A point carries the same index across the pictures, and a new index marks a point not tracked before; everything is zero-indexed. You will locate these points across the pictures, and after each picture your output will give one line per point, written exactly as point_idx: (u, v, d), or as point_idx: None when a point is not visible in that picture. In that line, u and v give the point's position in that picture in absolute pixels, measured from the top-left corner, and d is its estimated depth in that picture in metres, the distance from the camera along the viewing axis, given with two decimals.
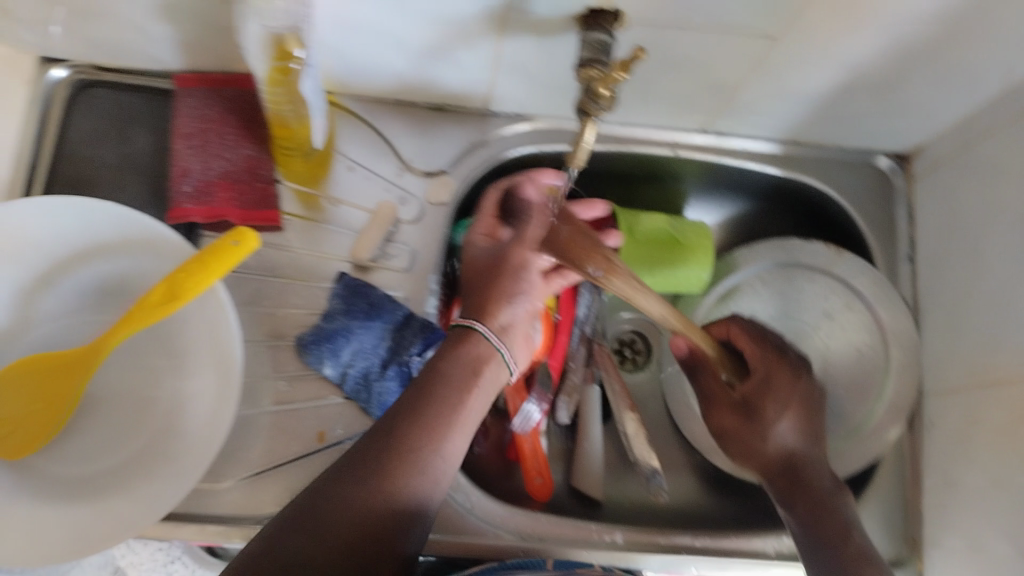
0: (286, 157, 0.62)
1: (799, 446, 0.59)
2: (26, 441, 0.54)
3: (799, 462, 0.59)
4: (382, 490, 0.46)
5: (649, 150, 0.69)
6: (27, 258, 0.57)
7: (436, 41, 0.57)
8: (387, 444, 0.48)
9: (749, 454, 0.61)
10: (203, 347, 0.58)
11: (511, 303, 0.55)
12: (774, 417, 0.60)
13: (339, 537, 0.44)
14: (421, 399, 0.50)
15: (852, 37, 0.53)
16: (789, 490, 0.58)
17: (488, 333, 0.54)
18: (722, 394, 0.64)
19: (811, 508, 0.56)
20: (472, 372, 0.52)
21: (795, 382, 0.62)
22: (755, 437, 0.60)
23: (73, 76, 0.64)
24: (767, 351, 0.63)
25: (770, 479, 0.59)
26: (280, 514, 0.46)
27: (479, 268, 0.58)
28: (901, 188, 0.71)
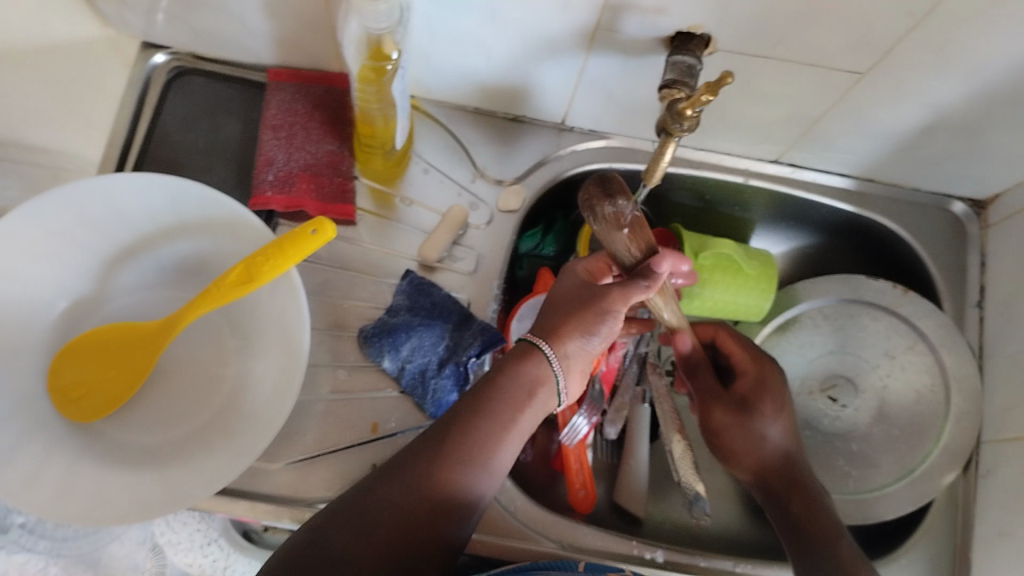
0: (367, 154, 0.65)
1: (791, 449, 0.60)
2: (100, 406, 0.56)
3: (794, 461, 0.60)
4: (428, 497, 0.47)
5: (721, 176, 0.69)
6: (113, 230, 0.59)
7: (524, 54, 0.58)
8: (434, 452, 0.49)
9: (743, 452, 0.61)
10: (272, 330, 0.60)
11: (582, 339, 0.54)
12: (769, 417, 0.61)
13: (383, 537, 0.46)
14: (474, 414, 0.50)
15: (939, 79, 0.54)
16: (783, 487, 0.59)
17: (554, 360, 0.53)
18: (710, 391, 0.63)
19: (805, 505, 0.57)
20: (527, 393, 0.52)
21: (781, 386, 0.63)
22: (751, 437, 0.61)
23: (173, 62, 0.68)
24: (758, 354, 0.64)
25: (764, 476, 0.60)
26: (327, 510, 0.47)
27: (568, 298, 0.56)
28: (974, 234, 0.70)
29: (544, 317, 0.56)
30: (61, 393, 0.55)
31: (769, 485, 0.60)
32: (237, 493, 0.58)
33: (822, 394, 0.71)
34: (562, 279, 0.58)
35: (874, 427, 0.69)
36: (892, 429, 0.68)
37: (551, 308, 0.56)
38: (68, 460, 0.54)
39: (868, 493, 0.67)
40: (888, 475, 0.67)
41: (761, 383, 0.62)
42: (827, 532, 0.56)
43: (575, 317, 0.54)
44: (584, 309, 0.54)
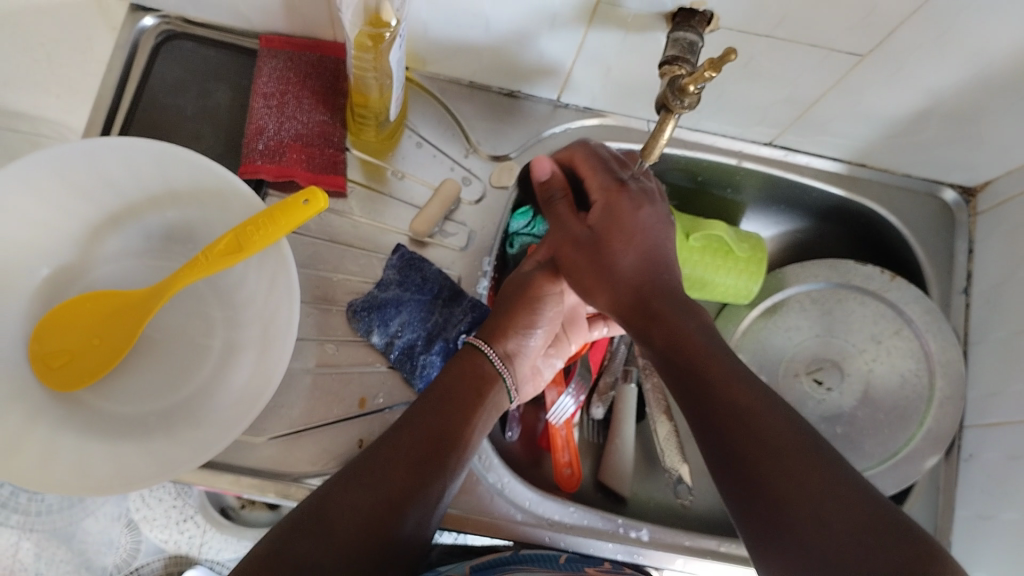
0: (361, 125, 0.64)
1: (643, 279, 0.56)
2: (82, 374, 0.55)
3: (648, 291, 0.55)
4: (389, 499, 0.48)
5: (715, 158, 0.69)
6: (98, 196, 0.57)
7: (522, 27, 0.58)
8: (395, 452, 0.50)
9: (596, 288, 0.58)
10: (259, 302, 0.59)
11: (523, 336, 0.61)
12: (619, 251, 0.57)
13: (350, 538, 0.46)
14: (430, 415, 0.52)
15: (938, 64, 0.54)
16: (642, 320, 0.54)
17: (494, 357, 0.58)
18: (562, 227, 0.60)
19: (664, 338, 0.52)
20: (477, 392, 0.55)
21: (636, 209, 0.58)
22: (604, 268, 0.57)
23: (162, 26, 0.66)
24: (609, 181, 0.60)
25: (622, 310, 0.56)
26: (284, 520, 0.46)
27: (511, 294, 0.61)
28: (963, 221, 0.71)
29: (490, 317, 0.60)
30: (42, 360, 0.54)
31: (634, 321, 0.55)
32: (222, 466, 0.57)
33: (808, 377, 0.71)
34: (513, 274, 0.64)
35: (860, 410, 0.69)
36: (877, 413, 0.69)
37: (500, 299, 0.62)
38: (51, 429, 0.52)
39: None
40: (871, 458, 0.68)
41: (611, 214, 0.58)
42: (770, 454, 0.44)
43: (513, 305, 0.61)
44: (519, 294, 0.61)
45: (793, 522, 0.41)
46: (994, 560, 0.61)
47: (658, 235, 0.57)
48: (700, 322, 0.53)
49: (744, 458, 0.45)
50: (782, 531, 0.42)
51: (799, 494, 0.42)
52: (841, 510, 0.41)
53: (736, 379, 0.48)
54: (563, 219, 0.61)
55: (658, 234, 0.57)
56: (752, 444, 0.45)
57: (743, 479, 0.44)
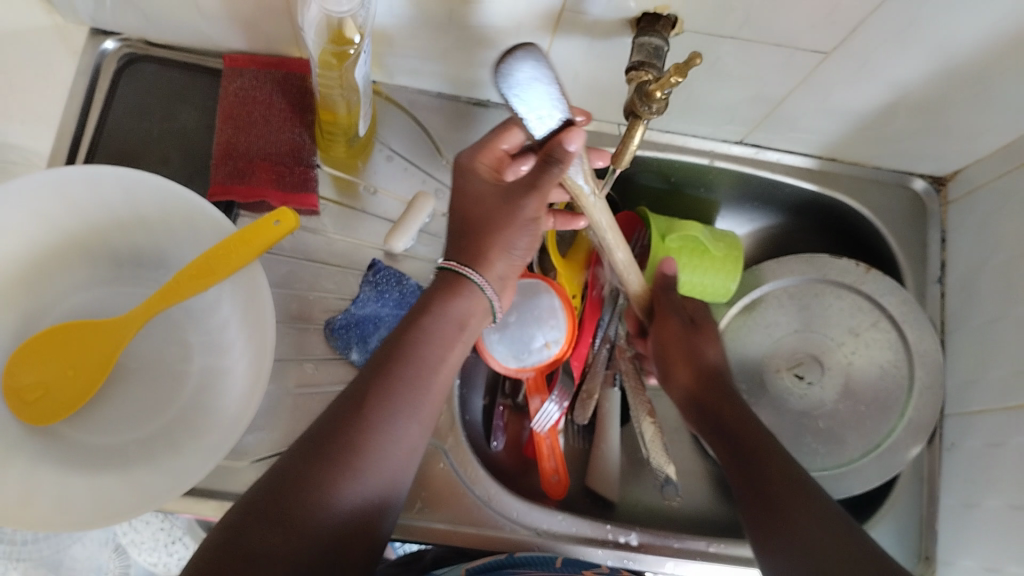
0: (329, 141, 0.63)
1: (720, 371, 0.64)
2: (56, 408, 0.54)
3: (725, 379, 0.63)
4: (349, 470, 0.47)
5: (687, 159, 0.70)
6: (65, 226, 0.56)
7: (487, 35, 0.57)
8: (356, 421, 0.49)
9: (681, 364, 0.63)
10: (235, 325, 0.58)
11: (505, 256, 0.55)
12: (709, 349, 0.64)
13: (310, 523, 0.45)
14: (390, 361, 0.51)
15: (902, 58, 0.54)
16: (712, 397, 0.62)
17: (483, 283, 0.55)
18: (667, 309, 0.65)
19: (734, 417, 0.60)
20: (457, 326, 0.54)
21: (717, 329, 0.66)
22: (687, 354, 0.64)
23: (123, 49, 0.65)
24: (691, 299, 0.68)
25: (698, 387, 0.63)
26: (243, 500, 0.46)
27: (485, 208, 0.55)
28: (934, 211, 0.71)
29: (466, 232, 0.55)
30: (15, 396, 0.53)
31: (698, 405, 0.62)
32: (206, 493, 0.57)
33: (789, 372, 0.71)
34: (470, 182, 0.56)
35: (842, 404, 0.70)
36: (859, 405, 0.69)
37: (467, 224, 0.55)
38: (28, 466, 0.51)
39: (837, 468, 0.68)
40: (856, 450, 0.68)
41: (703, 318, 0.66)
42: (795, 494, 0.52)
43: (492, 230, 0.54)
44: (497, 213, 0.54)
45: (800, 538, 0.49)
46: (976, 546, 0.62)
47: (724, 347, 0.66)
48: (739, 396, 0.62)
49: (766, 485, 0.54)
50: (786, 540, 0.50)
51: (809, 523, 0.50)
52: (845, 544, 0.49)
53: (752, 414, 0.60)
54: (671, 303, 0.65)
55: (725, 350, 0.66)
56: (778, 483, 0.53)
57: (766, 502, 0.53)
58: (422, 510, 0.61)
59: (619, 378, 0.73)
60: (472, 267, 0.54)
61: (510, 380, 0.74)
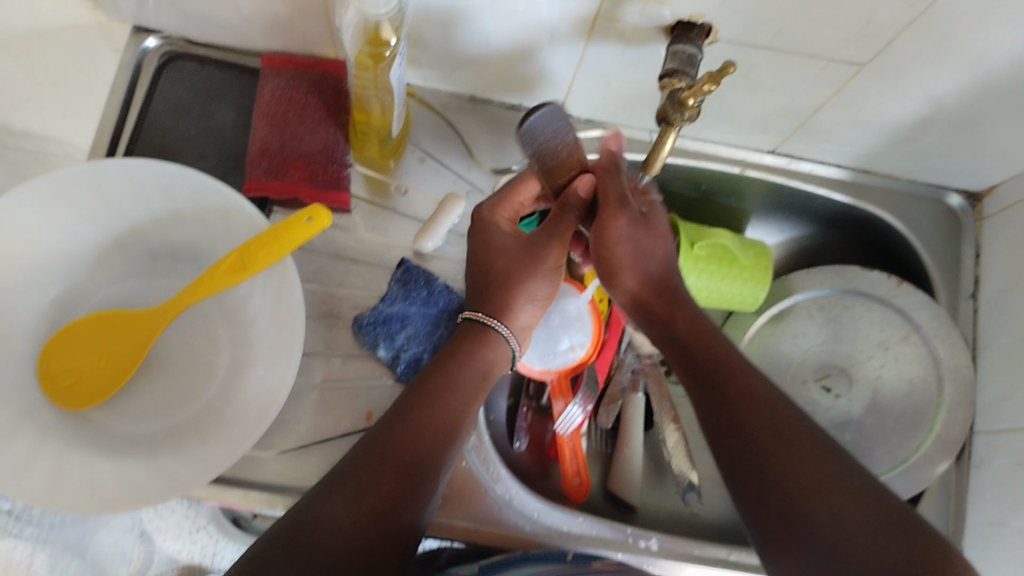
0: (363, 139, 0.64)
1: (667, 273, 0.58)
2: (89, 395, 0.55)
3: (675, 285, 0.58)
4: (373, 507, 0.46)
5: (718, 167, 0.69)
6: (103, 216, 0.58)
7: (521, 40, 0.58)
8: (379, 459, 0.48)
9: (628, 272, 0.58)
10: (265, 319, 0.59)
11: (531, 302, 0.58)
12: (660, 244, 0.58)
13: (332, 557, 0.43)
14: (420, 408, 0.51)
15: (938, 72, 0.54)
16: (664, 312, 0.57)
17: (507, 335, 0.57)
18: (613, 199, 0.57)
19: (687, 329, 0.55)
20: (482, 380, 0.55)
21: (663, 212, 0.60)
22: (640, 259, 0.57)
23: (164, 47, 0.66)
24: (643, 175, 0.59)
25: (643, 295, 0.58)
26: (262, 538, 0.43)
27: (513, 259, 0.58)
28: (969, 226, 0.71)
29: (493, 283, 0.57)
30: (51, 381, 0.54)
31: (693, 385, 0.53)
32: (232, 482, 0.58)
33: (815, 384, 0.71)
34: (491, 234, 0.58)
35: (869, 416, 0.69)
36: (886, 419, 0.69)
37: (492, 275, 0.57)
38: (60, 450, 0.53)
39: None
40: (881, 464, 0.68)
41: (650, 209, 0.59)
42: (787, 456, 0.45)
43: (519, 282, 0.57)
44: (523, 266, 0.58)
45: (808, 520, 0.43)
46: (1003, 566, 0.61)
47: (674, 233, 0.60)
48: (735, 366, 0.52)
49: (781, 473, 0.45)
50: (801, 535, 0.42)
51: (830, 513, 0.42)
52: (879, 529, 0.41)
53: (751, 377, 0.51)
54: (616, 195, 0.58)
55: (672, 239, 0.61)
56: (796, 471, 0.45)
57: (779, 497, 0.44)
58: (443, 507, 0.61)
59: (644, 385, 0.74)
60: (498, 319, 0.56)
61: (534, 382, 0.74)
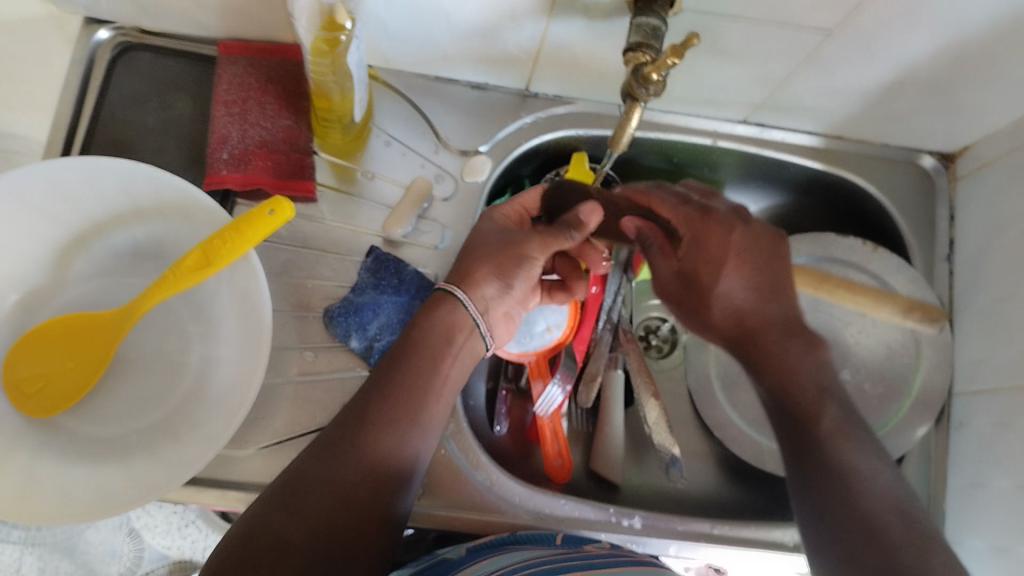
0: (325, 129, 0.62)
1: (753, 305, 0.56)
2: (56, 401, 0.54)
3: (759, 325, 0.56)
4: (360, 462, 0.48)
5: (690, 139, 0.69)
6: (59, 217, 0.56)
7: (482, 19, 0.56)
8: (360, 419, 0.49)
9: (705, 324, 0.58)
10: (233, 314, 0.58)
11: (498, 282, 0.57)
12: (723, 280, 0.55)
13: (322, 515, 0.46)
14: (394, 371, 0.52)
15: (907, 36, 0.53)
16: (749, 353, 0.56)
17: (469, 303, 0.55)
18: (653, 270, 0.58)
19: (776, 375, 0.54)
20: (448, 341, 0.54)
21: (728, 236, 0.55)
22: (702, 302, 0.56)
23: (117, 38, 0.64)
24: (689, 211, 0.56)
25: (731, 344, 0.57)
26: (263, 494, 0.47)
27: (490, 242, 0.58)
28: (943, 187, 0.70)
29: (466, 257, 0.57)
30: (16, 389, 0.53)
31: (783, 431, 0.54)
32: (208, 483, 0.57)
33: None
34: (480, 224, 0.60)
35: (848, 383, 0.69)
36: (865, 386, 0.69)
37: (469, 260, 0.57)
38: (29, 460, 0.52)
39: None
40: None
41: (702, 248, 0.55)
42: (879, 539, 0.46)
43: (490, 269, 0.56)
44: (500, 254, 0.57)
45: (857, 537, 0.46)
46: (985, 527, 0.61)
47: (758, 259, 0.55)
48: (833, 423, 0.52)
49: (835, 492, 0.49)
50: (853, 550, 0.46)
51: (881, 539, 0.46)
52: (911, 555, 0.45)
53: (849, 441, 0.51)
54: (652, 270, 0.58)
55: (766, 255, 0.56)
56: (853, 498, 0.48)
57: (832, 513, 0.48)
58: (424, 497, 0.61)
59: (622, 361, 0.72)
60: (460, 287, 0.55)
61: (512, 363, 0.74)
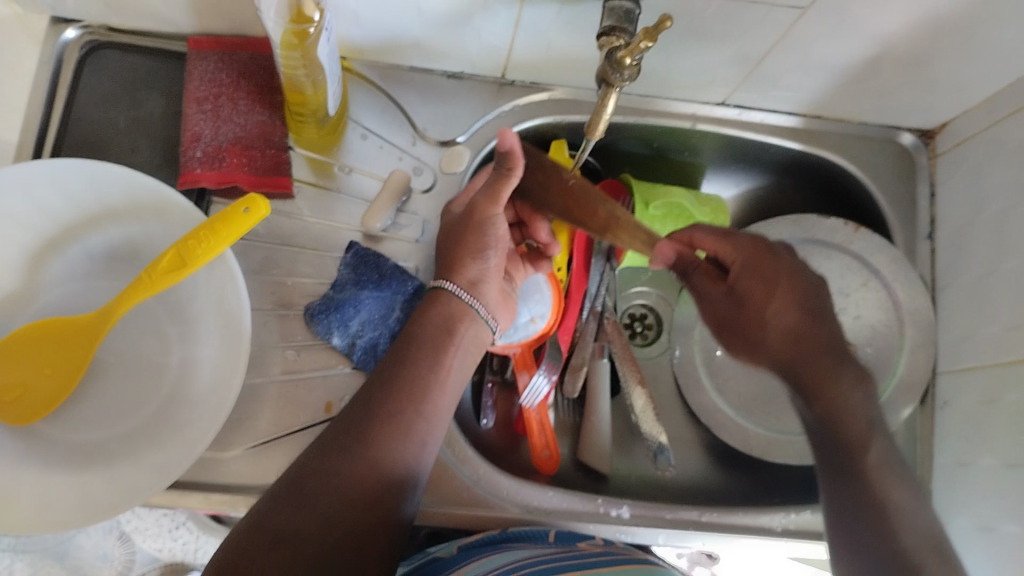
0: (299, 123, 0.62)
1: (808, 327, 0.56)
2: (35, 408, 0.53)
3: (813, 349, 0.56)
4: (368, 458, 0.48)
5: (669, 122, 0.68)
6: (30, 221, 0.55)
7: (453, 7, 0.55)
8: (368, 416, 0.49)
9: (760, 348, 0.58)
10: (211, 314, 0.57)
11: (479, 259, 0.56)
12: (772, 306, 0.56)
13: (330, 509, 0.45)
14: (398, 366, 0.52)
15: (882, 12, 0.53)
16: (806, 380, 0.56)
17: (459, 290, 0.55)
18: (708, 295, 0.60)
19: (826, 405, 0.55)
20: (445, 332, 0.54)
21: (780, 261, 0.57)
22: (754, 327, 0.58)
23: (85, 37, 0.63)
24: (742, 240, 0.58)
25: (783, 370, 0.57)
26: (269, 491, 0.47)
27: (452, 229, 0.57)
28: (923, 165, 0.70)
29: (441, 250, 0.57)
30: None
31: (825, 459, 0.54)
32: (193, 486, 0.57)
33: None
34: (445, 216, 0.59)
35: None
36: None
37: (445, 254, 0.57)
38: (9, 467, 0.51)
39: None
40: None
41: (755, 272, 0.57)
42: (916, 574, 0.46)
43: (467, 253, 0.56)
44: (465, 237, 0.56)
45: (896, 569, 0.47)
46: (972, 504, 0.61)
47: (807, 282, 0.56)
48: (878, 456, 0.52)
49: (878, 526, 0.49)
50: None
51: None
52: None
53: (891, 477, 0.52)
54: (702, 291, 0.61)
55: (816, 282, 0.57)
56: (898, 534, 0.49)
57: (870, 547, 0.49)
58: None
59: (608, 350, 0.72)
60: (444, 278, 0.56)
61: (497, 356, 0.73)
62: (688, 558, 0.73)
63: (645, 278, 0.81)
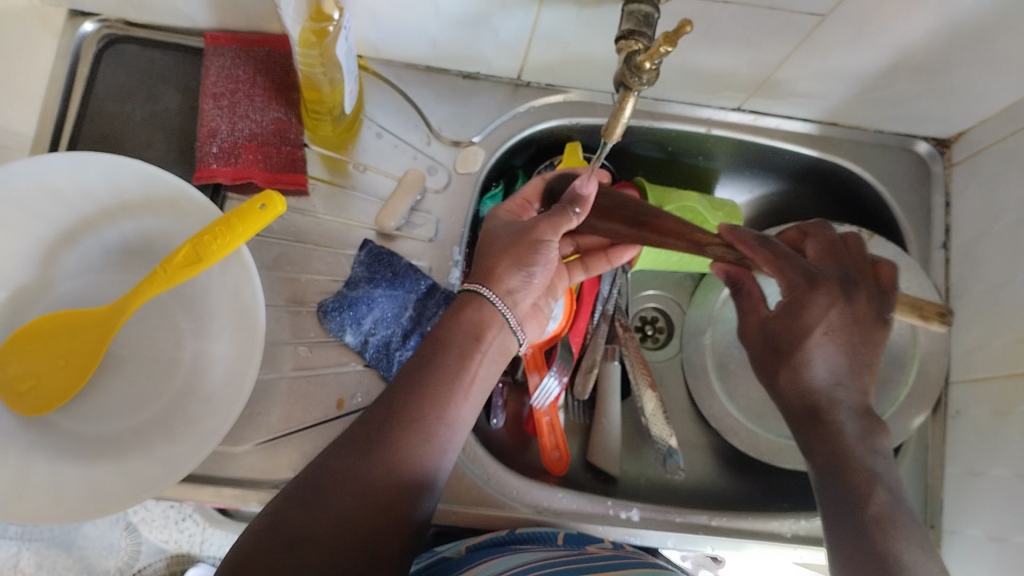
0: (315, 122, 0.62)
1: (827, 386, 0.54)
2: (46, 399, 0.54)
3: (827, 407, 0.54)
4: (385, 463, 0.48)
5: (683, 127, 0.68)
6: (47, 214, 0.55)
7: (471, 8, 0.55)
8: (388, 420, 0.49)
9: (784, 388, 0.56)
10: (225, 309, 0.57)
11: (523, 273, 0.55)
12: (805, 355, 0.54)
13: (345, 513, 0.46)
14: (421, 370, 0.51)
15: (901, 20, 0.53)
16: (807, 435, 0.54)
17: (494, 297, 0.54)
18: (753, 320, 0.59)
19: (829, 457, 0.52)
20: (472, 338, 0.53)
21: (824, 312, 0.54)
22: (783, 368, 0.56)
23: (102, 31, 0.64)
24: (798, 276, 0.55)
25: (793, 419, 0.55)
26: (285, 490, 0.47)
27: (499, 241, 0.56)
28: (939, 174, 0.70)
29: (481, 259, 0.57)
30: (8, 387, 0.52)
31: (829, 513, 0.50)
32: (203, 479, 0.57)
33: None
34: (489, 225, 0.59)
35: None
36: None
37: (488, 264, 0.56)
38: (21, 458, 0.52)
39: None
40: None
41: (798, 313, 0.55)
42: None
43: (512, 266, 0.55)
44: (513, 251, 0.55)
45: None
46: (982, 515, 0.61)
47: (855, 334, 0.54)
48: (881, 507, 0.48)
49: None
50: None
51: None
52: None
53: (896, 529, 0.47)
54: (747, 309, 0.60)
55: (862, 335, 0.55)
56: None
57: None
58: None
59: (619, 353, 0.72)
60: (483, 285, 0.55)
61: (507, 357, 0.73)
62: (693, 560, 0.72)
63: (657, 281, 0.81)
